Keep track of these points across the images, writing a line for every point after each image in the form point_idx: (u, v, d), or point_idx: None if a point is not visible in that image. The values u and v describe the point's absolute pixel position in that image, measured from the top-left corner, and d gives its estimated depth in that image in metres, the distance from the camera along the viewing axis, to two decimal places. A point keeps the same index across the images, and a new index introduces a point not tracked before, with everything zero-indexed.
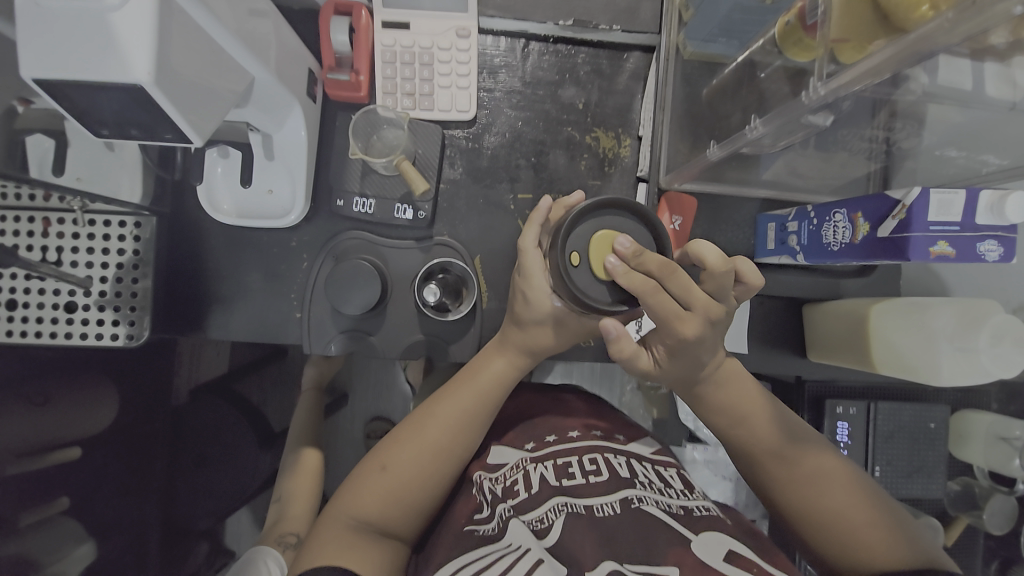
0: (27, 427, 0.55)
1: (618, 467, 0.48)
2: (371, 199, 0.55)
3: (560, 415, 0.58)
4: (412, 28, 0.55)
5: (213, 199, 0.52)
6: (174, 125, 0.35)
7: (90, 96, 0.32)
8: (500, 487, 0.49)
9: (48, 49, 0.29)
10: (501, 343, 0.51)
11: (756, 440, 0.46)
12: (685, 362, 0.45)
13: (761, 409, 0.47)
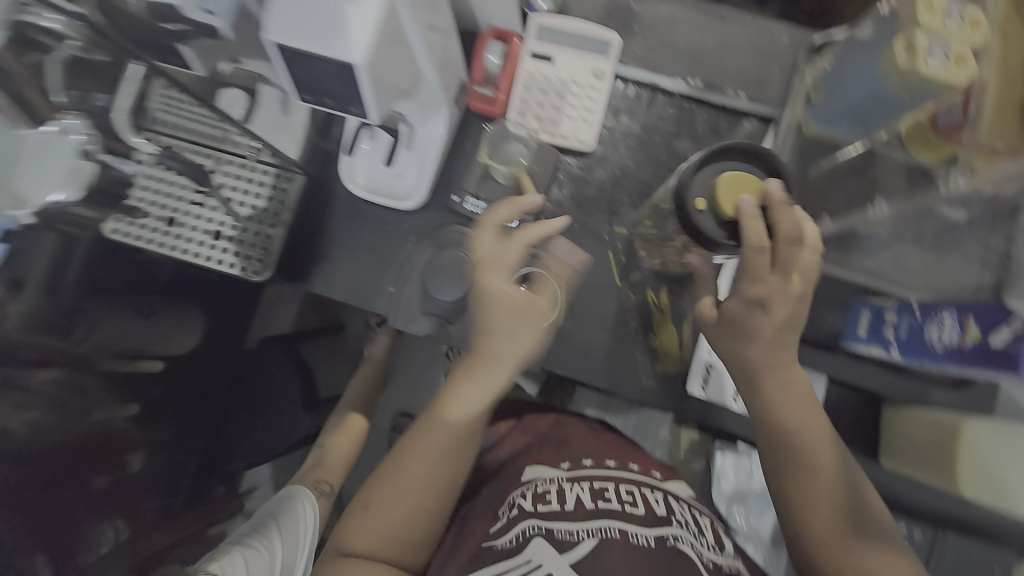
0: (123, 329, 0.65)
1: (655, 504, 0.51)
2: (482, 202, 0.59)
3: (594, 443, 0.62)
4: (555, 62, 0.60)
5: (351, 172, 0.59)
6: (361, 102, 0.41)
7: (307, 66, 0.39)
8: (531, 496, 0.51)
9: (291, 24, 0.36)
10: (479, 358, 0.50)
11: (814, 492, 0.45)
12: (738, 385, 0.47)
13: (827, 462, 0.46)
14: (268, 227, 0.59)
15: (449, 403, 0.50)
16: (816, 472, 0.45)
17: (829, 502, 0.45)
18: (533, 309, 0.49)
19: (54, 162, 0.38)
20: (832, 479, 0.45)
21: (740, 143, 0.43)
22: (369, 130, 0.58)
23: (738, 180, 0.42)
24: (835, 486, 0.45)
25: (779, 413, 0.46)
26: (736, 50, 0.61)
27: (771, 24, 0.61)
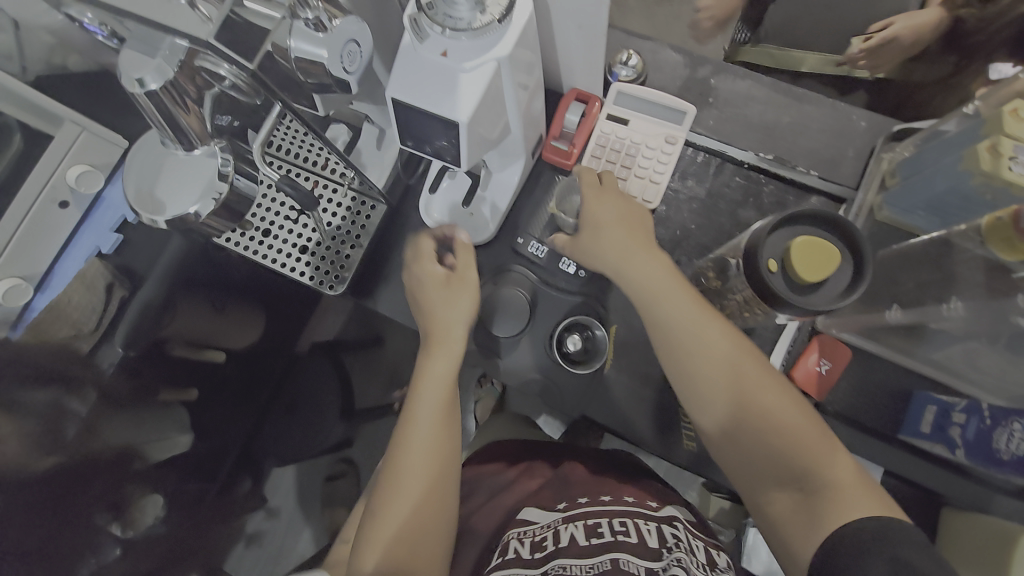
0: (207, 322, 0.82)
1: (648, 535, 0.58)
2: (545, 247, 0.63)
3: (595, 481, 0.69)
4: (630, 126, 0.63)
5: (428, 205, 0.63)
6: (455, 154, 0.46)
7: (415, 120, 0.44)
8: (529, 540, 0.61)
9: (410, 85, 0.42)
10: (431, 345, 0.57)
11: (733, 385, 0.50)
12: (740, 442, 0.50)
13: (734, 351, 0.51)
14: (347, 247, 0.63)
15: (423, 380, 0.56)
16: (726, 363, 0.51)
17: (746, 390, 0.50)
18: (463, 283, 0.59)
19: (185, 184, 0.44)
20: (748, 369, 0.51)
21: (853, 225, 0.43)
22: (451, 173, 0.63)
23: (817, 241, 0.42)
24: (748, 373, 0.50)
25: (679, 309, 0.52)
26: (809, 131, 0.62)
27: (848, 109, 0.62)
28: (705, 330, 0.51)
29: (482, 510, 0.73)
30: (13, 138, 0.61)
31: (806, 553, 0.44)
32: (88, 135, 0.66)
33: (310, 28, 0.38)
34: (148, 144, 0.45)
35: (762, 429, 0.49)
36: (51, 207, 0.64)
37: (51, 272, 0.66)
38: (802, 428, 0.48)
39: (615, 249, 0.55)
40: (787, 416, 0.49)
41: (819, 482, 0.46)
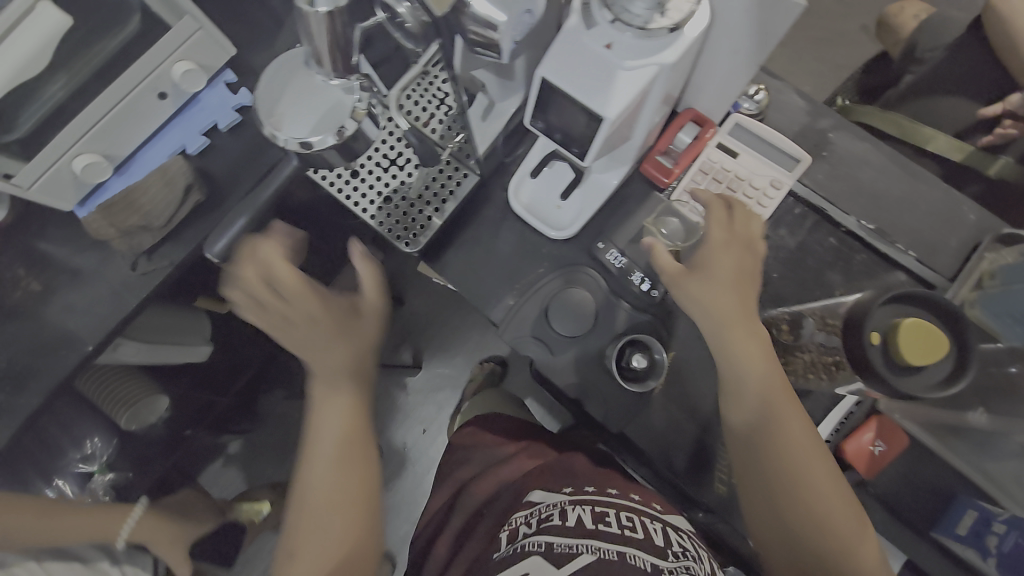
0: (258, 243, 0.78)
1: (654, 533, 0.58)
2: (625, 258, 0.61)
3: (605, 476, 0.69)
4: (739, 159, 0.61)
5: (518, 188, 0.64)
6: (585, 147, 0.46)
7: (558, 105, 0.44)
8: (535, 518, 0.62)
9: (566, 68, 0.41)
10: (318, 368, 0.63)
11: (791, 471, 0.52)
12: (778, 507, 0.53)
13: (798, 426, 0.53)
14: (430, 209, 0.62)
15: (320, 407, 0.63)
16: (790, 450, 0.52)
17: (802, 478, 0.52)
18: (364, 313, 0.65)
19: (316, 114, 0.45)
20: (809, 456, 0.52)
21: (963, 317, 0.42)
22: (555, 166, 0.63)
23: (925, 326, 0.42)
24: (807, 461, 0.52)
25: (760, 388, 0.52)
26: (917, 211, 0.61)
27: (961, 199, 0.60)
28: (781, 412, 0.53)
29: (481, 478, 0.78)
30: (132, 18, 0.58)
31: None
32: (204, 34, 0.62)
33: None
34: (289, 59, 0.45)
35: (808, 516, 0.52)
36: (150, 96, 0.63)
37: (132, 159, 0.67)
38: (844, 525, 0.52)
39: (718, 308, 0.53)
40: (834, 509, 0.52)
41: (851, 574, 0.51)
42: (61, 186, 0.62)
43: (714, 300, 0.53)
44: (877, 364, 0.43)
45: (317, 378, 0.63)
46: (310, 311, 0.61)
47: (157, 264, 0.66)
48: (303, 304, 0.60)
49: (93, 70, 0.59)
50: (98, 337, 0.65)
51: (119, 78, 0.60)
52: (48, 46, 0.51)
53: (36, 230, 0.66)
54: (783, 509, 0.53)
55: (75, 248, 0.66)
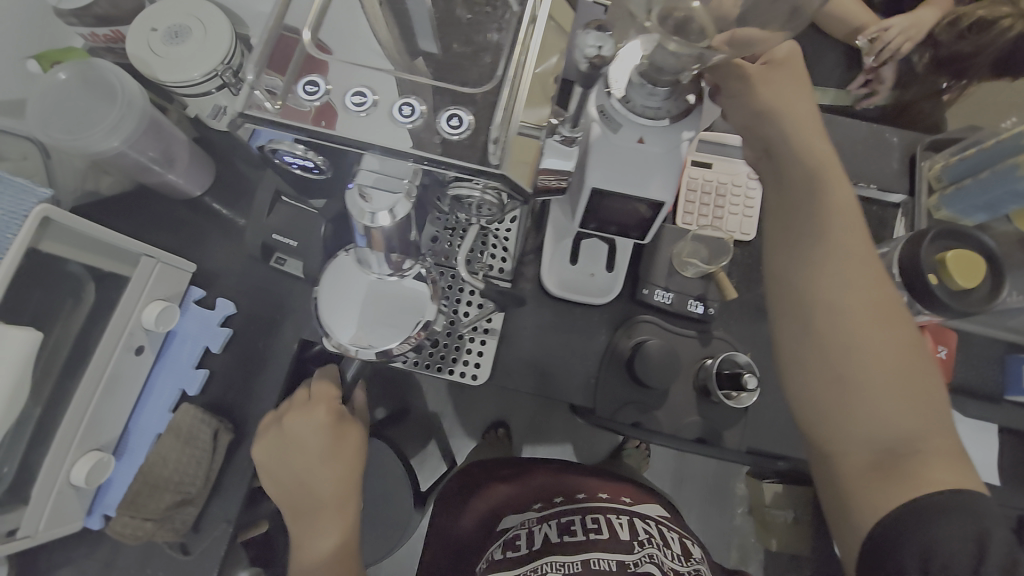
0: None
1: (619, 528, 0.70)
2: (672, 293, 0.64)
3: (571, 482, 0.82)
4: (715, 168, 0.69)
5: (546, 275, 0.63)
6: (644, 228, 0.49)
7: (613, 203, 0.46)
8: (510, 542, 0.74)
9: (613, 172, 0.43)
10: (318, 517, 0.57)
11: (837, 319, 0.44)
12: (820, 342, 0.45)
13: (875, 278, 0.45)
14: (485, 331, 0.63)
15: (309, 544, 0.57)
16: (844, 299, 0.44)
17: (860, 337, 0.43)
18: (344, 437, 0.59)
19: (387, 313, 0.44)
20: (868, 308, 0.44)
21: (975, 234, 0.52)
22: (585, 245, 0.63)
23: (964, 256, 0.50)
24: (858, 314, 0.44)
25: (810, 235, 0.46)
26: (860, 150, 0.71)
27: (881, 128, 0.72)
28: (836, 261, 0.45)
29: (461, 516, 0.86)
30: (84, 292, 0.50)
31: (866, 523, 0.41)
32: (163, 266, 0.56)
33: (563, 145, 0.36)
34: (339, 268, 0.44)
35: (861, 382, 0.43)
36: (128, 357, 0.55)
37: (127, 431, 0.58)
38: (909, 398, 0.42)
39: (782, 157, 0.47)
40: (900, 378, 0.43)
41: (908, 460, 0.41)
42: (65, 505, 0.52)
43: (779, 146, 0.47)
44: (946, 295, 0.50)
45: (294, 510, 0.58)
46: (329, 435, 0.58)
47: (209, 532, 0.59)
48: (306, 453, 0.57)
49: (59, 370, 0.50)
50: None
51: (93, 358, 0.51)
52: (23, 373, 0.43)
53: (44, 561, 0.57)
54: (822, 344, 0.45)
55: (105, 560, 0.58)
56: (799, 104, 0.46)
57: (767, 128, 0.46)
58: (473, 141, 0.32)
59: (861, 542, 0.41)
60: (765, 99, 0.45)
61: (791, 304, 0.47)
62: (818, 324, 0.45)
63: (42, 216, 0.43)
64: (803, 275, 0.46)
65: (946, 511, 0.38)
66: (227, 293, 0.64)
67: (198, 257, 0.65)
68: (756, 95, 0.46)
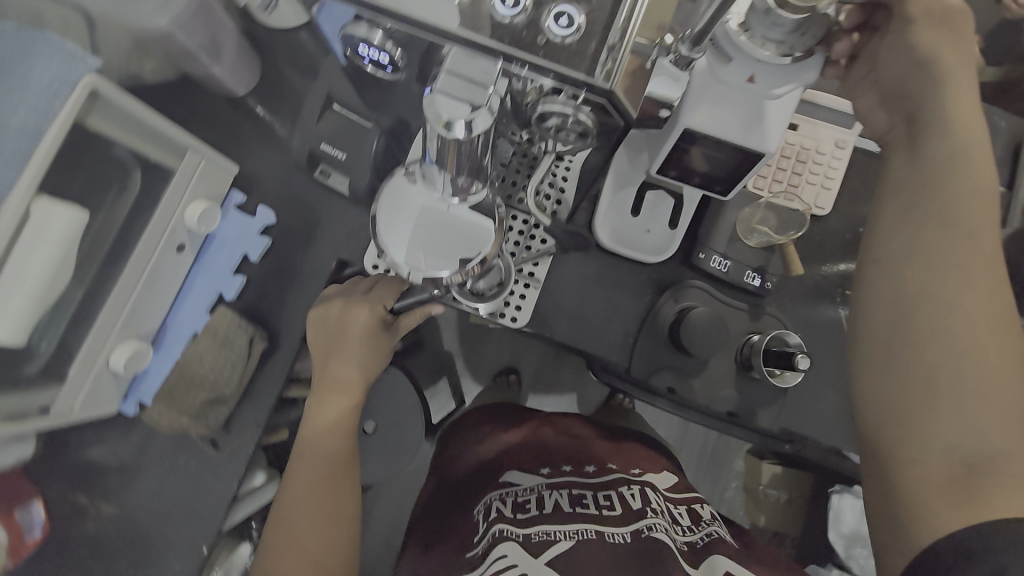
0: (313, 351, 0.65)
1: (630, 499, 0.68)
2: (729, 261, 0.61)
3: (579, 449, 0.83)
4: (800, 131, 0.62)
5: (600, 224, 0.59)
6: (731, 183, 0.45)
7: (703, 151, 0.42)
8: (514, 500, 0.70)
9: (714, 116, 0.38)
10: (330, 396, 0.60)
11: (943, 317, 0.38)
12: (916, 332, 0.39)
13: (994, 273, 0.39)
14: (527, 277, 0.60)
15: (318, 418, 0.60)
16: (958, 296, 0.38)
17: (966, 339, 0.38)
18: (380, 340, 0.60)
19: (449, 242, 0.41)
20: (983, 310, 0.38)
21: None
22: (650, 198, 0.59)
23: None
24: (970, 315, 0.38)
25: (927, 216, 0.40)
26: None
27: (993, 108, 0.64)
28: (958, 252, 0.39)
29: (464, 458, 0.89)
30: (130, 178, 0.48)
31: (927, 537, 0.37)
32: (207, 164, 0.53)
33: (675, 69, 0.32)
34: (398, 186, 0.41)
35: (953, 384, 0.37)
36: (169, 253, 0.54)
37: (164, 326, 0.58)
38: (1009, 414, 0.37)
39: (927, 119, 0.40)
40: (1002, 394, 0.37)
41: (992, 481, 0.36)
42: (104, 389, 0.53)
43: (924, 116, 0.40)
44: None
45: (316, 387, 0.61)
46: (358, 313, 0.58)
47: (239, 434, 0.60)
48: (345, 339, 0.59)
49: (102, 258, 0.49)
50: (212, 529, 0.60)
51: (134, 253, 0.50)
52: (70, 250, 0.43)
53: (77, 440, 0.59)
54: (918, 336, 0.39)
55: (138, 446, 0.60)
56: (966, 73, 0.39)
57: (922, 89, 0.40)
58: (582, 50, 0.28)
59: (913, 552, 0.37)
60: (940, 54, 0.38)
61: (886, 286, 0.41)
62: (916, 312, 0.39)
63: (89, 87, 0.40)
64: (909, 253, 0.40)
65: (1018, 544, 0.34)
66: (268, 201, 0.62)
67: (239, 160, 0.63)
68: (912, 36, 0.39)
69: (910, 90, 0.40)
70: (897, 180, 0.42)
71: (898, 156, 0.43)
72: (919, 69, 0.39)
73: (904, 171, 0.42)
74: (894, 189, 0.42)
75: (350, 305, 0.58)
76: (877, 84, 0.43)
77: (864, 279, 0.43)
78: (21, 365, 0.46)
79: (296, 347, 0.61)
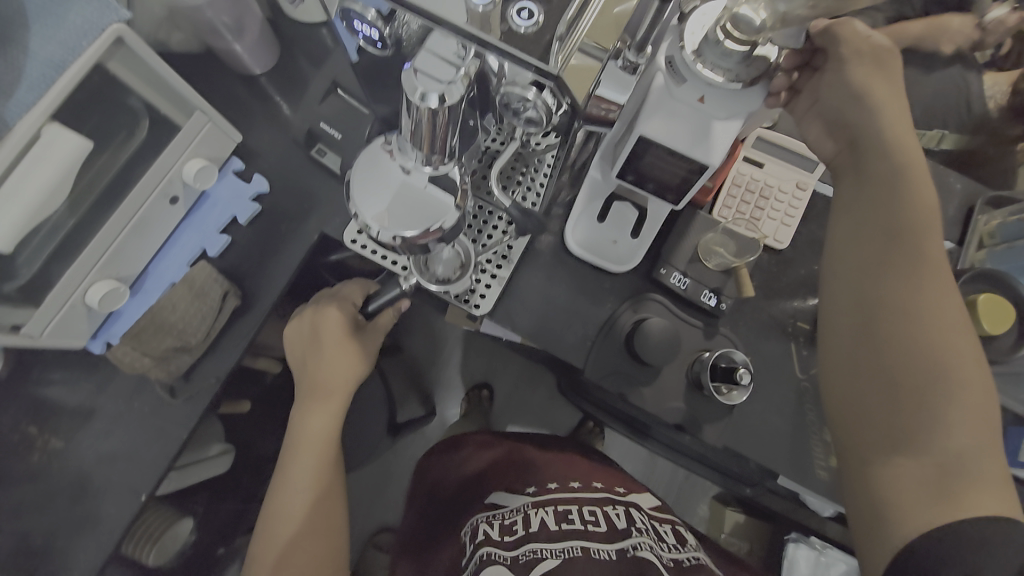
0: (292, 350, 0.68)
1: (615, 518, 0.69)
2: (689, 279, 0.64)
3: (563, 466, 0.81)
4: (765, 169, 0.67)
5: (570, 229, 0.63)
6: (683, 191, 0.50)
7: (659, 159, 0.46)
8: (502, 522, 0.69)
9: (668, 128, 0.43)
10: (315, 406, 0.63)
11: (905, 328, 0.42)
12: (880, 341, 0.43)
13: (947, 285, 0.43)
14: (494, 268, 0.63)
15: (302, 427, 0.63)
16: (919, 309, 0.42)
17: (929, 348, 0.41)
18: (357, 347, 0.64)
19: (412, 210, 0.43)
20: (942, 322, 0.42)
21: None
22: (616, 208, 0.62)
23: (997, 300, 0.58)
24: (931, 326, 0.42)
25: (883, 235, 0.45)
26: None
27: (946, 170, 0.69)
28: (916, 268, 0.43)
29: (444, 484, 0.89)
30: (138, 127, 0.53)
31: (904, 536, 0.39)
32: (213, 127, 0.58)
33: (622, 74, 0.36)
34: (373, 156, 0.44)
35: (918, 389, 0.41)
36: (162, 203, 0.58)
37: (145, 272, 0.61)
38: (969, 415, 0.40)
39: (871, 149, 0.45)
40: (965, 397, 0.40)
41: (959, 480, 0.39)
42: (75, 321, 0.56)
43: (866, 141, 0.45)
44: None
45: (303, 401, 0.64)
46: (339, 327, 0.63)
47: (198, 385, 0.62)
48: (327, 347, 0.63)
49: (98, 195, 0.52)
50: (155, 475, 0.61)
51: (128, 196, 0.54)
52: (67, 175, 0.46)
53: (38, 374, 0.61)
54: (882, 345, 0.43)
55: (98, 386, 0.62)
56: (898, 107, 0.45)
57: (863, 117, 0.45)
58: (539, 38, 0.33)
59: (891, 554, 0.40)
60: (873, 90, 0.44)
61: (852, 297, 0.46)
62: (879, 322, 0.43)
63: (116, 35, 0.44)
64: (862, 268, 0.45)
65: (985, 543, 0.37)
66: (264, 171, 0.66)
67: (244, 132, 0.67)
68: (849, 70, 0.44)
69: (851, 118, 0.46)
70: (846, 201, 0.47)
71: (846, 180, 0.48)
72: (857, 101, 0.45)
73: (852, 193, 0.47)
74: (849, 210, 0.47)
75: (321, 312, 0.64)
76: (819, 114, 0.48)
77: (830, 293, 0.48)
78: (0, 282, 0.49)
79: (268, 310, 0.64)
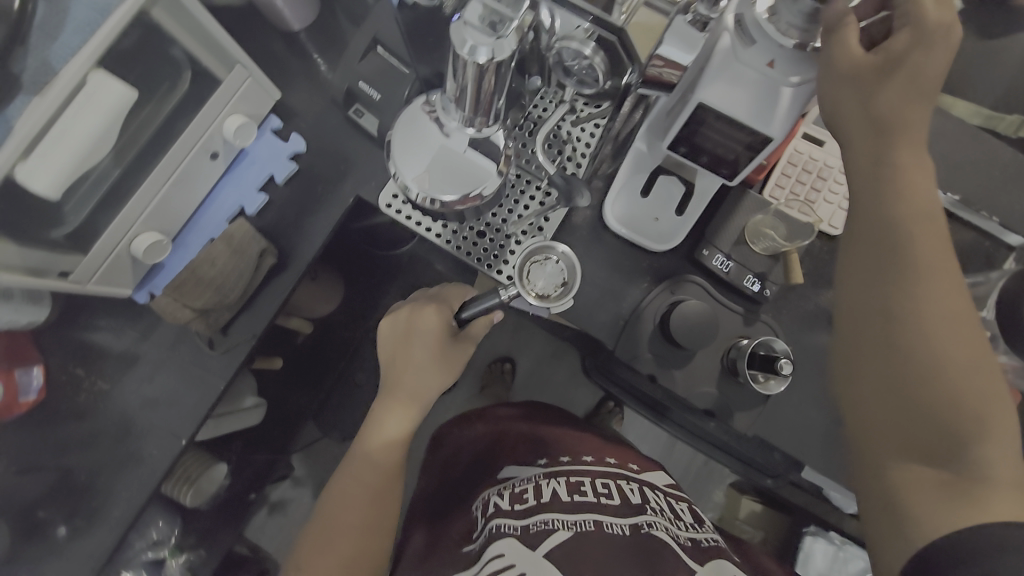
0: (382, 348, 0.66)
1: (628, 493, 0.68)
2: (732, 262, 0.61)
3: (580, 441, 0.82)
4: (825, 148, 0.63)
5: (610, 202, 0.61)
6: (739, 168, 0.47)
7: (719, 131, 0.43)
8: (514, 491, 0.70)
9: (728, 93, 0.40)
10: (390, 408, 0.64)
11: (918, 315, 0.38)
12: (892, 333, 0.39)
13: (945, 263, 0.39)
14: None
15: (378, 428, 0.64)
16: (929, 294, 0.38)
17: (943, 338, 0.38)
18: (448, 362, 0.62)
19: (453, 176, 0.42)
20: (951, 306, 0.38)
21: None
22: (660, 183, 0.59)
23: None
24: (941, 311, 0.38)
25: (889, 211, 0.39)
26: (993, 173, 0.62)
27: None
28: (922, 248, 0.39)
29: (455, 458, 0.89)
30: (181, 81, 0.52)
31: (925, 537, 0.37)
32: (253, 82, 0.57)
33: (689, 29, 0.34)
34: (413, 115, 0.43)
35: (929, 384, 0.38)
36: (203, 158, 0.58)
37: (186, 226, 0.62)
38: (978, 403, 0.38)
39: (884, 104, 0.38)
40: (977, 383, 0.38)
41: (973, 471, 0.37)
42: (120, 269, 0.58)
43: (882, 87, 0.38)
44: None
45: (382, 402, 0.65)
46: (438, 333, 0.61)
47: (235, 339, 0.64)
48: (418, 348, 0.62)
49: (141, 147, 0.53)
50: (193, 422, 0.64)
51: (170, 150, 0.54)
52: (113, 123, 0.47)
53: (87, 319, 0.63)
54: (896, 339, 0.39)
55: (141, 334, 0.64)
56: (929, 82, 0.36)
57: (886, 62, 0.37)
58: None
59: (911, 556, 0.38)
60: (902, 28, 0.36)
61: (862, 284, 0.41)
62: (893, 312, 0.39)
63: None
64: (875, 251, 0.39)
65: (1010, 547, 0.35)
66: (301, 130, 0.65)
67: (282, 90, 0.66)
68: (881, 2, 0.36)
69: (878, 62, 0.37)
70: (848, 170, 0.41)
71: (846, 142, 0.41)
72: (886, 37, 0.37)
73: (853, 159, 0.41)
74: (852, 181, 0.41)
75: (418, 313, 0.63)
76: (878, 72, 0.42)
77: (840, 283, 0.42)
78: (49, 229, 0.50)
79: (301, 270, 0.64)
